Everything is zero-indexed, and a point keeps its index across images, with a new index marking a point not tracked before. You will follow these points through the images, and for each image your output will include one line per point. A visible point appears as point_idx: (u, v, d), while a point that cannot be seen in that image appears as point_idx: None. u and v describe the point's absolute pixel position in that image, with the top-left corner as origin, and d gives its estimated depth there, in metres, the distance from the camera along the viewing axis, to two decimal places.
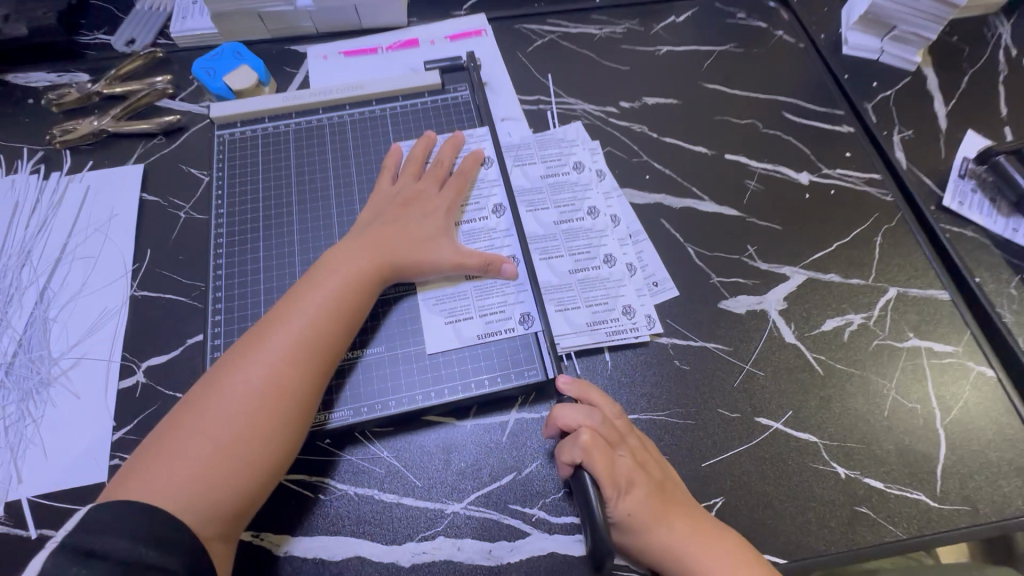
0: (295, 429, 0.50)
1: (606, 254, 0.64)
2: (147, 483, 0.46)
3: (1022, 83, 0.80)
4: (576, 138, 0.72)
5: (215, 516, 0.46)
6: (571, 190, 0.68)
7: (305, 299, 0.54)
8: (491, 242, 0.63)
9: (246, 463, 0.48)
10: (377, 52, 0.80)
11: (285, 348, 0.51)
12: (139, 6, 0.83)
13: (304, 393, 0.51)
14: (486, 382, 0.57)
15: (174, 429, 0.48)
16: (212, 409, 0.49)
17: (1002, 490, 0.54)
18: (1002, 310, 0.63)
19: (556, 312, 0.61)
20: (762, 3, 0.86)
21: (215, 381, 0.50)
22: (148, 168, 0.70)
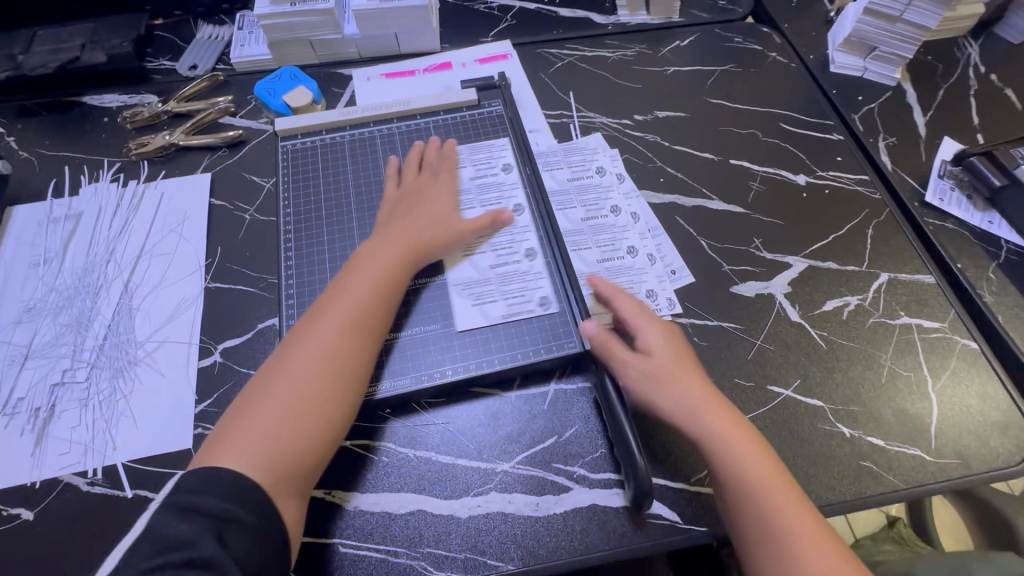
0: (353, 398, 0.56)
1: (629, 246, 0.72)
2: (228, 451, 0.51)
3: (991, 96, 0.90)
4: (598, 147, 0.81)
5: (290, 477, 0.52)
6: (595, 192, 0.77)
7: (350, 287, 0.61)
8: (512, 236, 0.71)
9: (314, 428, 0.54)
10: (415, 73, 0.89)
11: (337, 328, 0.58)
12: (199, 36, 0.93)
13: (358, 366, 0.57)
14: (529, 354, 0.63)
15: (245, 407, 0.54)
16: (279, 386, 0.55)
17: (990, 445, 0.61)
18: (983, 291, 0.71)
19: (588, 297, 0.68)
20: (756, 29, 0.97)
21: (278, 363, 0.56)
22: (215, 176, 0.78)
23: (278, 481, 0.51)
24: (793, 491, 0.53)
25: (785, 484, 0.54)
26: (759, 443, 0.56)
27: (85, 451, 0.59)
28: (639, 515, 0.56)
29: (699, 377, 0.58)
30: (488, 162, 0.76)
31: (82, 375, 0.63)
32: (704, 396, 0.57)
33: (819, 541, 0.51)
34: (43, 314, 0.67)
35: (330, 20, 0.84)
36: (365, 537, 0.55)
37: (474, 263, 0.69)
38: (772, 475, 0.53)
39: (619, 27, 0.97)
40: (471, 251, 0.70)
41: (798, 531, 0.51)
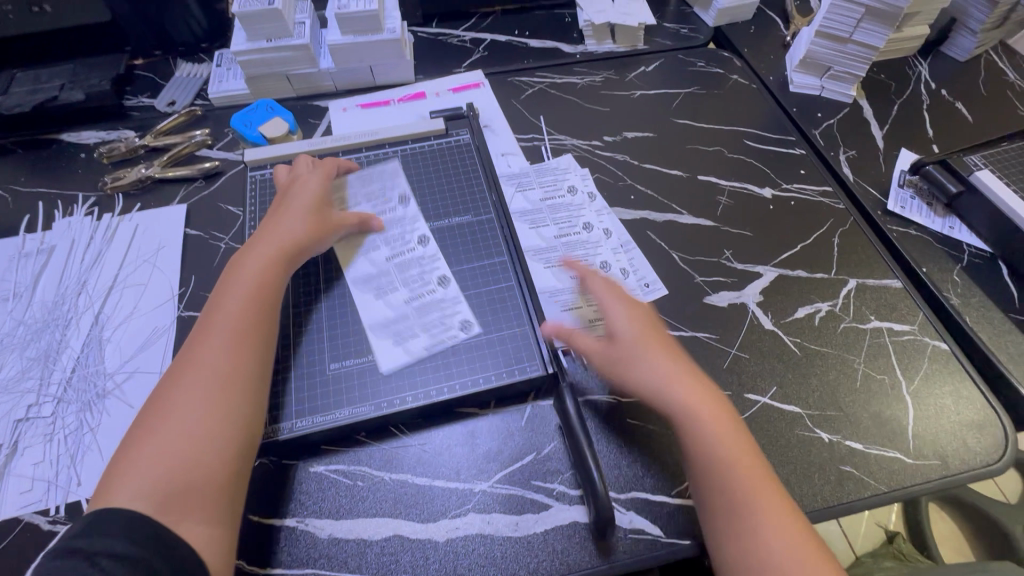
0: (248, 412, 0.54)
1: (602, 261, 0.74)
2: (121, 491, 0.48)
3: (942, 109, 0.94)
4: (569, 167, 0.83)
5: (196, 505, 0.48)
6: (567, 211, 0.79)
7: (224, 305, 0.59)
8: (423, 267, 0.70)
9: (213, 450, 0.51)
10: (390, 104, 0.91)
11: (218, 346, 0.56)
12: (179, 75, 0.95)
13: (247, 380, 0.55)
14: (492, 378, 0.62)
15: (130, 447, 0.50)
16: (165, 420, 0.51)
17: (967, 444, 0.61)
18: (950, 294, 0.72)
19: (560, 312, 0.69)
20: (717, 54, 1.02)
21: (161, 398, 0.53)
22: (191, 207, 0.79)
23: (181, 512, 0.48)
24: (736, 437, 0.54)
25: (730, 432, 0.54)
26: (704, 391, 0.57)
27: (48, 487, 0.57)
28: (605, 541, 0.54)
29: (653, 342, 0.59)
30: (457, 188, 0.77)
31: (48, 409, 0.62)
32: (662, 358, 0.58)
33: (762, 484, 0.52)
34: (9, 349, 0.66)
35: (305, 55, 0.87)
36: (340, 565, 0.54)
37: (386, 301, 0.67)
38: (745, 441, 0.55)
39: (587, 56, 1.01)
40: (437, 272, 0.70)
41: (740, 476, 0.52)
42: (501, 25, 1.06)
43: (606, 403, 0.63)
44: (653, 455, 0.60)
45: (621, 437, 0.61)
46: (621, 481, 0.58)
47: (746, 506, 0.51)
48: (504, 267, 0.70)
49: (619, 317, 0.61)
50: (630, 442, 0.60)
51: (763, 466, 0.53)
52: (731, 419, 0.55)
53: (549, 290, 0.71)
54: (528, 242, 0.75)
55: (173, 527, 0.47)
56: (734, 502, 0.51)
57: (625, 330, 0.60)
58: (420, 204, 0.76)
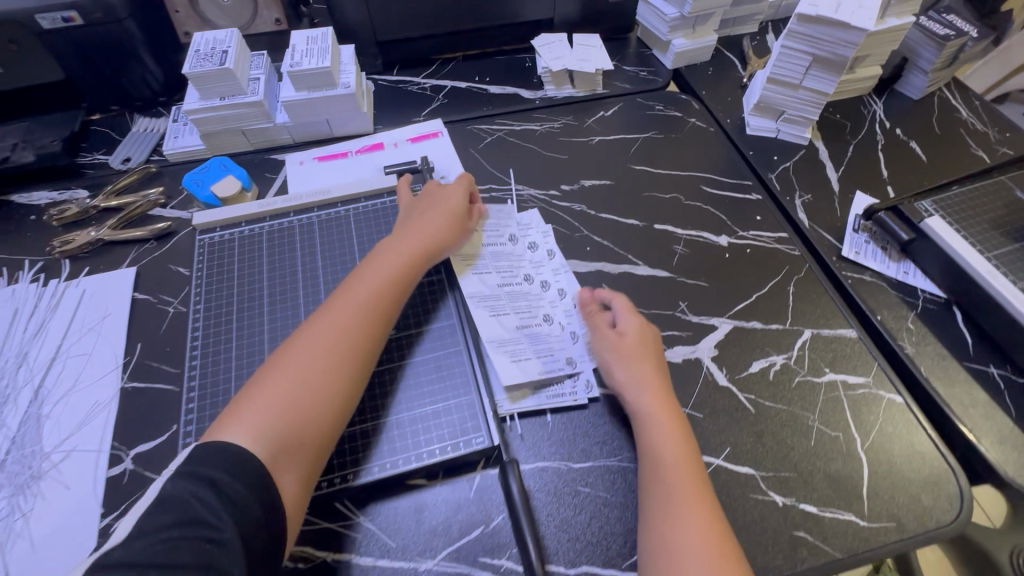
0: (356, 389, 0.59)
1: (545, 313, 0.72)
2: (238, 426, 0.53)
3: (898, 149, 0.95)
4: (511, 215, 0.83)
5: (295, 461, 0.53)
6: (506, 260, 0.77)
7: (363, 284, 0.65)
8: (531, 303, 0.73)
9: (322, 411, 0.56)
10: (347, 155, 0.91)
11: (348, 321, 0.61)
12: (135, 130, 0.95)
13: (365, 359, 0.61)
14: (437, 451, 0.60)
15: (255, 388, 0.56)
16: (289, 371, 0.57)
17: (922, 503, 0.60)
18: (904, 343, 0.72)
19: (512, 362, 0.67)
20: (675, 97, 1.03)
21: (293, 349, 0.59)
22: (140, 270, 0.78)
23: (285, 463, 0.52)
24: (685, 452, 0.58)
25: (681, 444, 0.58)
26: (668, 405, 0.61)
27: None
28: None
29: (650, 353, 0.65)
30: None
31: None
32: (650, 371, 0.63)
33: (699, 498, 0.54)
34: None
35: (260, 111, 0.87)
36: None
37: (501, 322, 0.71)
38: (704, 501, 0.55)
39: (547, 101, 1.01)
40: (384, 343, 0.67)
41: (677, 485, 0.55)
42: (462, 71, 1.07)
43: (555, 471, 0.62)
44: (603, 526, 0.58)
45: (570, 508, 0.59)
46: (571, 555, 0.57)
47: (673, 516, 0.53)
48: (453, 330, 0.69)
49: (631, 323, 0.67)
50: (579, 513, 0.59)
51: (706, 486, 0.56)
52: (683, 439, 0.59)
53: (498, 338, 0.69)
54: (474, 287, 0.73)
55: (275, 476, 0.51)
56: (665, 508, 0.54)
57: (632, 337, 0.66)
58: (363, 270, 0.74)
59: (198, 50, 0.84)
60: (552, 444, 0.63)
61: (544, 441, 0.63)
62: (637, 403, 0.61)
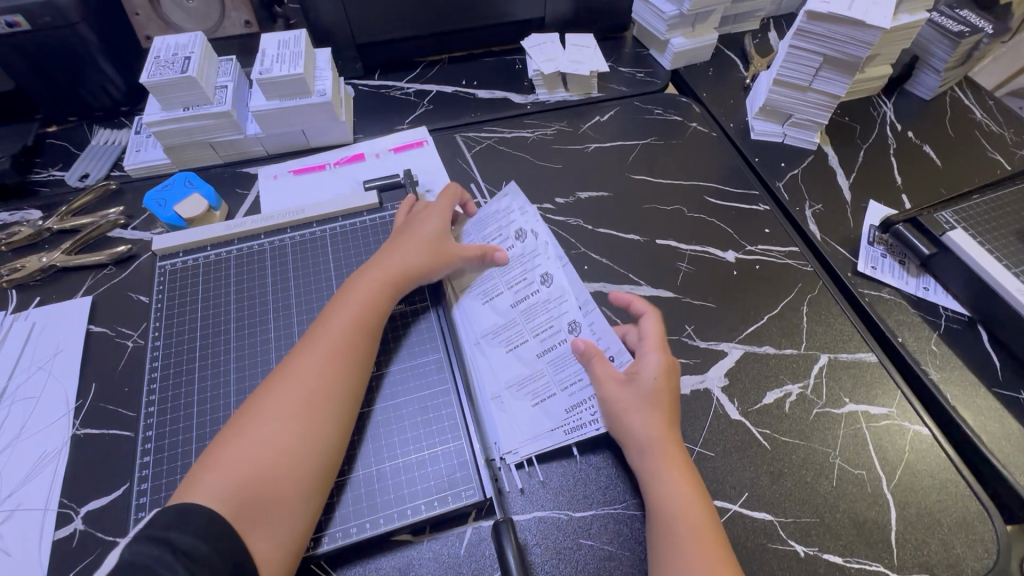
0: (333, 437, 0.53)
1: (570, 322, 0.63)
2: (199, 485, 0.47)
3: (911, 153, 0.89)
4: (512, 203, 0.69)
5: (268, 520, 0.47)
6: (520, 261, 0.67)
7: (336, 320, 0.59)
8: (551, 315, 0.64)
9: (293, 465, 0.50)
10: (325, 168, 0.85)
11: (318, 362, 0.55)
12: (94, 142, 0.88)
13: (336, 404, 0.54)
14: (423, 508, 0.55)
15: (221, 441, 0.51)
16: (256, 422, 0.51)
17: (954, 551, 0.55)
18: (928, 368, 0.67)
19: (534, 408, 0.61)
20: (675, 100, 0.97)
21: (259, 398, 0.53)
22: (97, 299, 0.71)
23: (252, 523, 0.47)
24: (699, 518, 0.51)
25: (694, 509, 0.51)
26: (679, 462, 0.54)
27: None
28: None
29: (666, 401, 0.57)
30: None
31: None
32: (661, 422, 0.56)
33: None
34: None
35: (228, 122, 0.80)
36: None
37: (520, 356, 0.63)
38: None
39: (539, 106, 0.95)
40: None
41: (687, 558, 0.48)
42: (448, 74, 1.01)
43: (554, 522, 0.55)
44: None
45: (571, 565, 0.53)
46: None
47: None
48: (439, 364, 0.63)
49: (649, 363, 0.58)
50: (579, 570, 0.53)
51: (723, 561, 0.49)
52: (696, 502, 0.52)
53: (515, 380, 0.62)
54: (483, 321, 0.66)
55: (243, 537, 0.46)
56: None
57: (650, 380, 0.57)
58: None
59: (158, 57, 0.77)
60: (550, 492, 0.57)
61: (540, 489, 0.57)
62: (641, 459, 0.55)
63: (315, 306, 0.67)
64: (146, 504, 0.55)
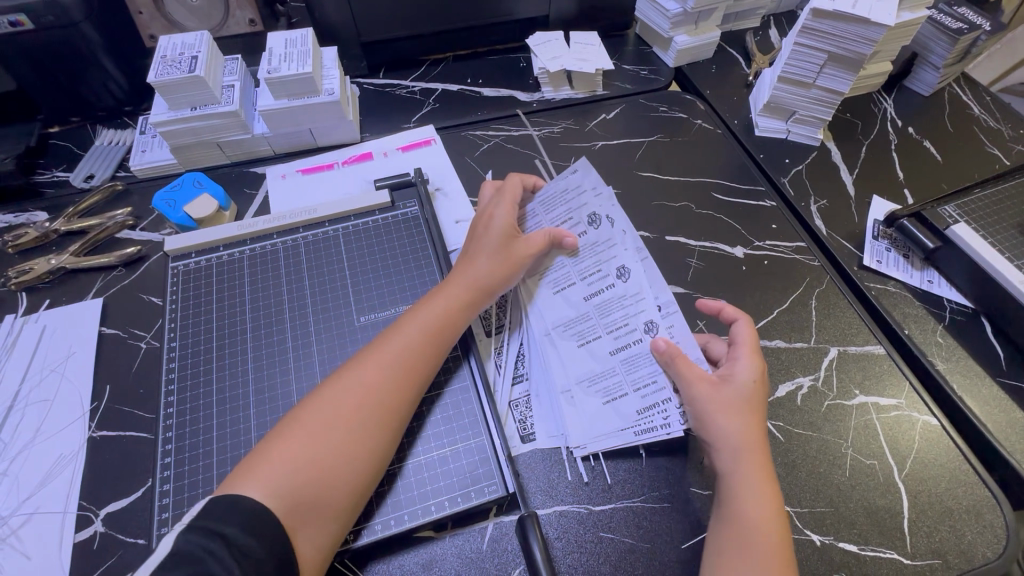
0: (389, 446, 0.53)
1: (647, 322, 0.59)
2: (255, 478, 0.47)
3: (912, 149, 0.91)
4: (585, 183, 0.63)
5: (316, 520, 0.48)
6: (593, 251, 0.63)
7: (405, 324, 0.59)
8: (627, 311, 0.60)
9: (349, 470, 0.50)
10: (333, 167, 0.84)
11: (386, 367, 0.55)
12: (97, 143, 0.87)
13: (398, 412, 0.54)
14: (447, 504, 0.55)
15: (281, 435, 0.50)
16: (319, 421, 0.51)
17: (965, 538, 0.57)
18: (934, 359, 0.68)
19: (604, 406, 0.59)
20: (679, 97, 0.97)
21: (325, 394, 0.53)
22: (108, 301, 0.71)
23: (300, 522, 0.47)
24: (781, 527, 0.50)
25: (778, 516, 0.50)
26: (767, 468, 0.53)
27: None
28: None
29: (758, 408, 0.55)
30: (401, 267, 0.70)
31: None
32: (754, 428, 0.54)
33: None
34: None
35: (235, 121, 0.79)
36: None
37: (592, 352, 0.62)
38: None
39: (545, 104, 0.95)
40: None
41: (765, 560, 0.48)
42: (453, 73, 1.01)
43: (575, 517, 0.56)
44: None
45: (593, 558, 0.54)
46: None
47: None
48: (456, 362, 0.63)
49: (743, 367, 0.56)
50: (601, 562, 0.54)
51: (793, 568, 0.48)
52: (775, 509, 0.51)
53: (586, 376, 0.61)
54: (554, 313, 0.64)
55: (292, 535, 0.46)
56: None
57: (745, 386, 0.55)
58: (354, 298, 0.68)
59: (164, 56, 0.76)
60: (571, 486, 0.58)
61: (560, 484, 0.58)
62: (728, 461, 0.52)
63: (330, 304, 0.67)
64: (169, 505, 0.54)
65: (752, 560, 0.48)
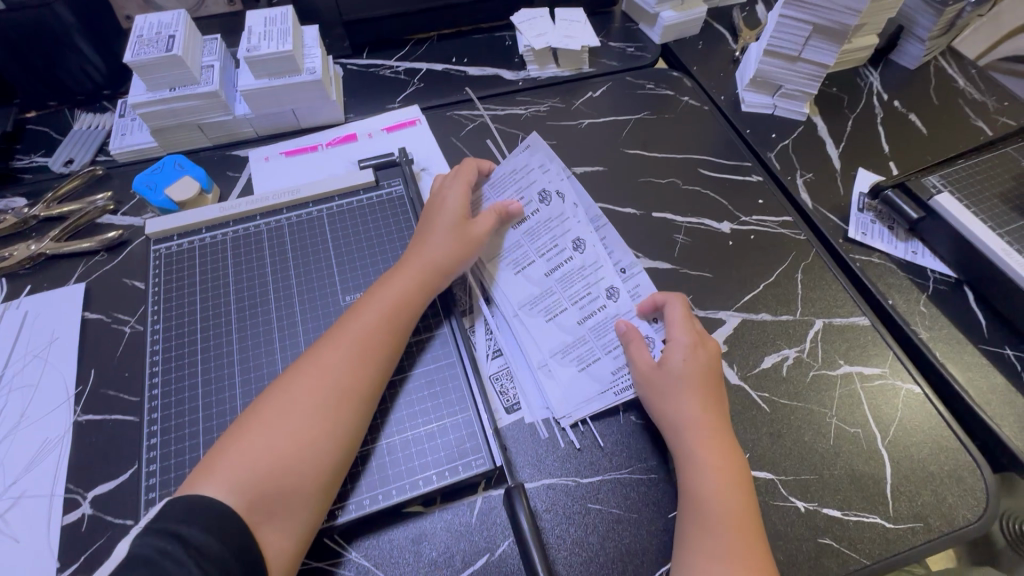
0: (354, 431, 0.52)
1: (608, 287, 0.63)
2: (214, 474, 0.47)
3: (898, 122, 0.91)
4: (531, 163, 0.67)
5: (282, 512, 0.47)
6: (548, 227, 0.66)
7: (361, 312, 0.58)
8: (588, 281, 0.64)
9: (313, 462, 0.50)
10: (317, 149, 0.83)
11: (343, 354, 0.54)
12: (76, 127, 0.85)
13: (362, 398, 0.54)
14: (434, 478, 0.55)
15: (237, 432, 0.50)
16: (276, 416, 0.51)
17: (947, 501, 0.58)
18: (917, 328, 0.69)
19: (581, 372, 0.61)
20: (666, 74, 0.96)
21: (279, 390, 0.52)
22: (91, 286, 0.70)
23: (266, 515, 0.47)
24: (732, 497, 0.51)
25: (728, 488, 0.51)
26: (718, 436, 0.54)
27: None
28: None
29: (702, 380, 0.56)
30: (386, 246, 0.70)
31: None
32: (698, 404, 0.55)
33: (740, 543, 0.49)
34: None
35: (216, 102, 0.78)
36: None
37: (561, 324, 0.63)
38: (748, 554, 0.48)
39: (530, 82, 0.94)
40: None
41: (712, 531, 0.49)
42: (437, 52, 0.99)
43: (563, 489, 0.57)
44: (615, 546, 0.54)
45: (580, 529, 0.55)
46: None
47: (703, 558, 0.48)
48: (444, 339, 0.63)
49: (679, 345, 0.58)
50: (589, 533, 0.54)
51: (751, 535, 0.49)
52: (730, 475, 0.52)
53: (559, 347, 0.62)
54: (519, 292, 0.65)
55: (255, 530, 0.46)
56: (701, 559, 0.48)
57: (683, 361, 0.57)
58: (339, 277, 0.67)
59: (141, 36, 0.75)
60: (558, 458, 0.58)
61: (548, 455, 0.58)
62: (677, 432, 0.55)
63: (315, 284, 0.67)
64: (156, 485, 0.54)
65: (693, 524, 0.50)
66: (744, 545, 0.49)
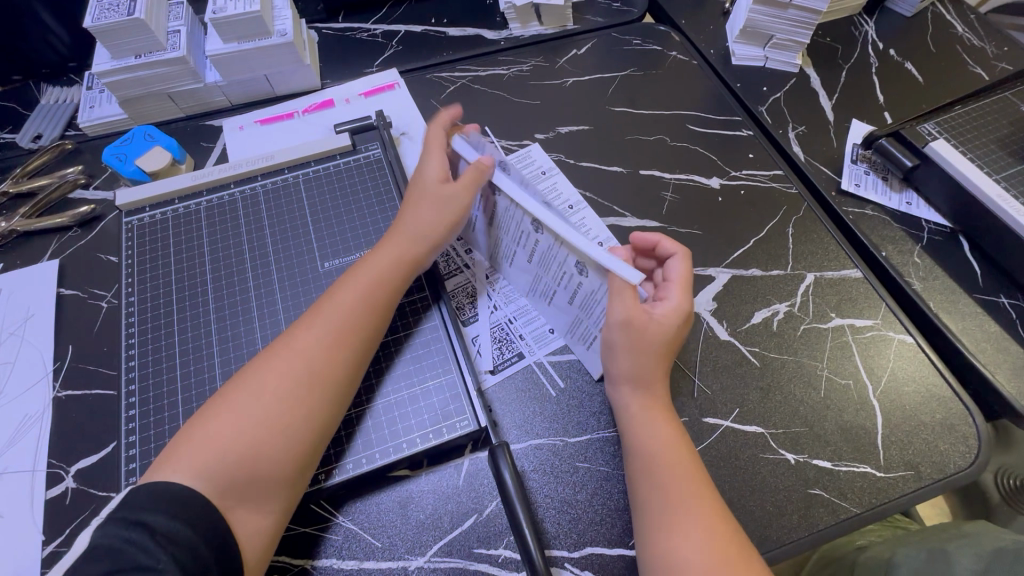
0: (330, 417, 0.51)
1: (576, 263, 0.52)
2: (180, 459, 0.46)
3: (894, 71, 0.88)
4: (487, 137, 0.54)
5: (256, 495, 0.47)
6: (507, 215, 0.56)
7: (338, 299, 0.55)
8: (558, 263, 0.54)
9: (283, 449, 0.48)
10: (293, 117, 0.81)
11: (317, 342, 0.52)
12: (44, 101, 0.82)
13: (336, 385, 0.52)
14: (418, 441, 0.54)
15: (203, 417, 0.48)
16: (241, 405, 0.49)
17: (939, 449, 0.57)
18: (911, 278, 0.68)
19: (588, 351, 0.58)
20: (654, 29, 0.93)
21: (245, 378, 0.50)
22: (65, 262, 0.68)
23: (237, 499, 0.46)
24: (683, 457, 0.50)
25: (673, 446, 0.51)
26: (661, 405, 0.53)
27: None
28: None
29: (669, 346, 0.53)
30: (364, 211, 0.68)
31: None
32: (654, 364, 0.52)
33: (695, 493, 0.48)
34: None
35: (184, 69, 0.75)
36: None
37: (558, 304, 0.59)
38: (708, 508, 0.48)
39: (512, 41, 0.91)
40: None
41: (674, 488, 0.49)
42: (416, 13, 0.95)
43: (550, 449, 0.56)
44: (604, 503, 0.53)
45: (569, 487, 0.54)
46: (574, 537, 0.52)
47: (667, 510, 0.48)
48: (427, 306, 0.62)
49: (668, 307, 0.53)
50: (579, 491, 0.54)
51: (710, 493, 0.49)
52: (675, 439, 0.51)
53: (566, 328, 0.60)
54: (521, 279, 0.63)
55: (228, 513, 0.45)
56: (655, 520, 0.48)
57: (666, 321, 0.52)
58: (317, 244, 0.66)
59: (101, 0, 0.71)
60: (546, 419, 0.58)
61: (539, 415, 0.58)
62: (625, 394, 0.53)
63: (293, 253, 0.65)
64: (136, 456, 0.54)
65: (654, 484, 0.49)
66: (705, 500, 0.48)
